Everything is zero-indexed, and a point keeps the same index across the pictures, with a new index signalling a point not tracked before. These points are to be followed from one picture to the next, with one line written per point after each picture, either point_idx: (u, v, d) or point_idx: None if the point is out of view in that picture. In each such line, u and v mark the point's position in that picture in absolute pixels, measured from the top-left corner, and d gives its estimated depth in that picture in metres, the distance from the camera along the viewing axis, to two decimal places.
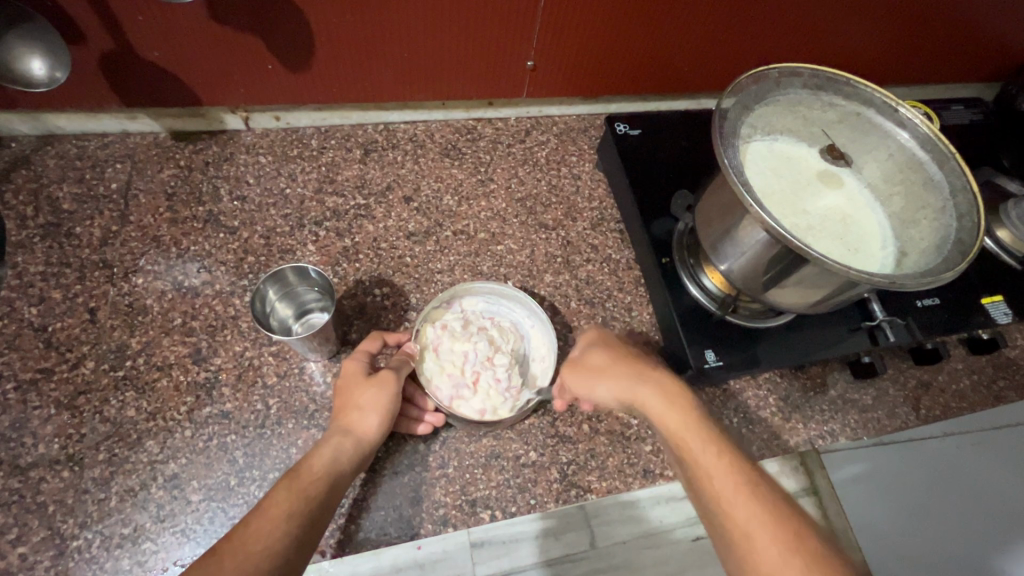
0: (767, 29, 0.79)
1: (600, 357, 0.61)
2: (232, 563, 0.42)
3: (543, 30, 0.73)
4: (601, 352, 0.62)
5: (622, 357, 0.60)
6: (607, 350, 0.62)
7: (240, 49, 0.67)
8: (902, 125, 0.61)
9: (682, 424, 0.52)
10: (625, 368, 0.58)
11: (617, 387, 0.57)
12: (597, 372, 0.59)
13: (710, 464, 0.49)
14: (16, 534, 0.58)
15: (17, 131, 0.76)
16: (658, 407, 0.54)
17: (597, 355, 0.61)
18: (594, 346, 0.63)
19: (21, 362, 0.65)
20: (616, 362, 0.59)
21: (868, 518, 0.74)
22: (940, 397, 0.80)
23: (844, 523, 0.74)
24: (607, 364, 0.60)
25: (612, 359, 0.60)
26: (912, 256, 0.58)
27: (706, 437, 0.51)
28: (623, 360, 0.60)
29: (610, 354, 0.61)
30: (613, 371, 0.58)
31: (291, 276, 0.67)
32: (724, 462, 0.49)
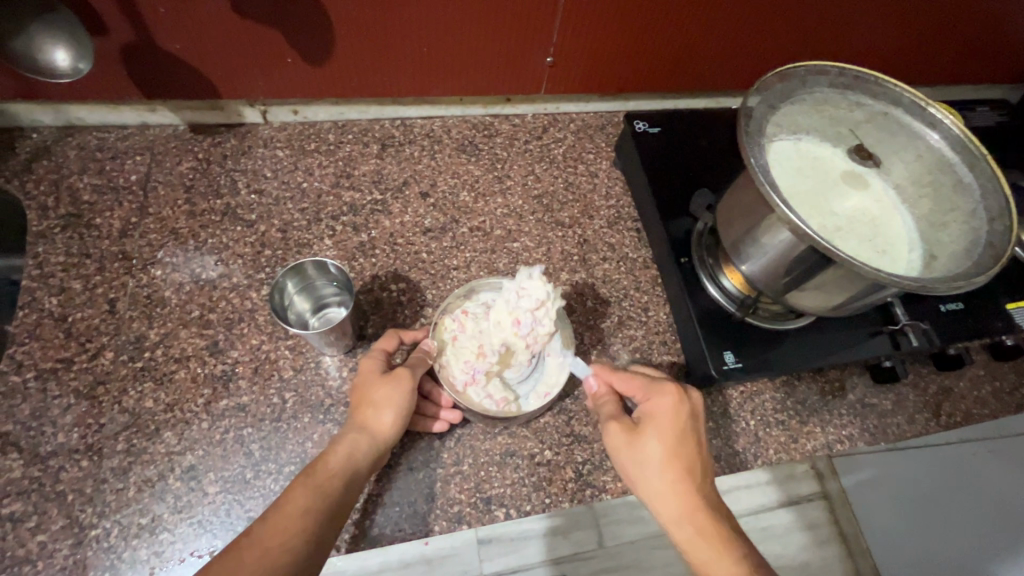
0: (792, 28, 0.77)
1: (654, 453, 0.52)
2: (249, 565, 0.42)
3: (564, 24, 0.72)
4: (660, 442, 0.52)
5: (683, 461, 0.51)
6: (668, 439, 0.52)
7: (261, 42, 0.67)
8: (933, 126, 0.59)
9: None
10: (678, 484, 0.50)
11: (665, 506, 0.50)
12: (644, 475, 0.52)
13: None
14: (36, 521, 0.58)
15: (39, 122, 0.76)
16: (705, 556, 0.47)
17: (652, 446, 0.52)
18: (657, 423, 0.53)
19: (42, 351, 0.66)
20: (671, 472, 0.51)
21: (877, 522, 0.75)
22: (962, 402, 0.79)
23: (854, 527, 0.76)
24: (659, 469, 0.51)
25: (668, 465, 0.51)
26: (941, 260, 0.57)
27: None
28: (682, 466, 0.51)
29: (670, 448, 0.52)
30: (665, 488, 0.50)
31: (311, 270, 0.67)
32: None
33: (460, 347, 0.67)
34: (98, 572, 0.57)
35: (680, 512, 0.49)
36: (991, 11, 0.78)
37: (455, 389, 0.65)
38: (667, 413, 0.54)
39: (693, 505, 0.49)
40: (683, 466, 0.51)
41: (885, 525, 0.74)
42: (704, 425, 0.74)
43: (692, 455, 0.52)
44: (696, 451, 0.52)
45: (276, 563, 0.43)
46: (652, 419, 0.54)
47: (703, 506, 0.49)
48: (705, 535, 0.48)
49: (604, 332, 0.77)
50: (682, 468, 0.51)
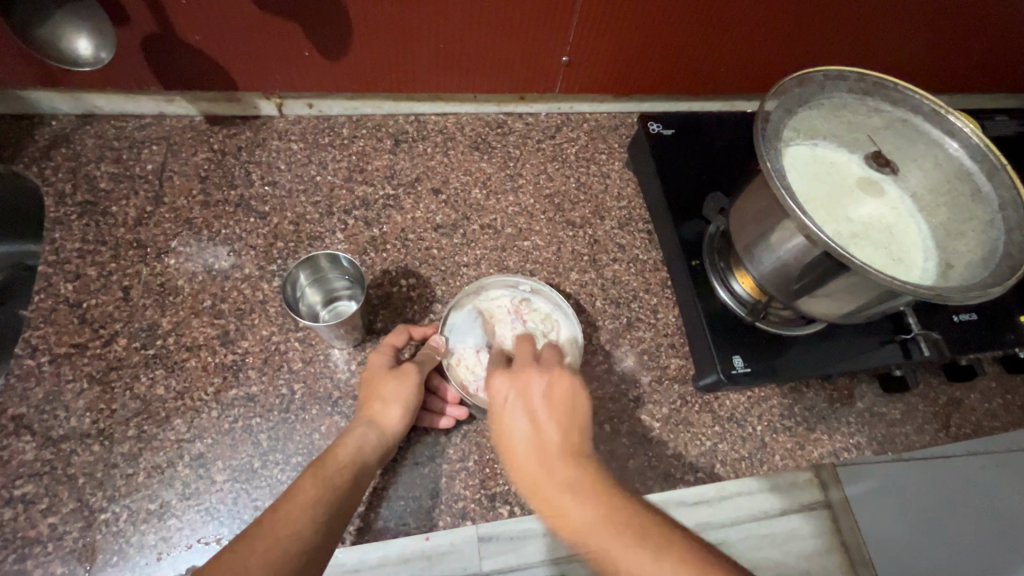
0: (812, 32, 0.77)
1: (516, 433, 0.49)
2: (260, 552, 0.41)
3: (581, 21, 0.72)
4: (518, 419, 0.50)
5: (542, 436, 0.48)
6: (523, 415, 0.50)
7: (279, 36, 0.68)
8: (952, 134, 0.58)
9: (603, 539, 0.41)
10: (538, 456, 0.47)
11: (529, 485, 0.46)
12: (510, 463, 0.49)
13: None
14: (47, 504, 0.59)
15: (59, 109, 0.77)
16: (580, 515, 0.43)
17: (512, 426, 0.50)
18: (510, 403, 0.52)
19: (56, 336, 0.67)
20: (532, 445, 0.48)
21: (877, 531, 0.74)
22: (972, 414, 0.78)
23: (857, 537, 0.75)
24: (520, 448, 0.48)
25: (528, 440, 0.48)
26: (958, 269, 0.56)
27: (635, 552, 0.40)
28: (539, 439, 0.48)
29: (529, 421, 0.50)
30: (526, 465, 0.47)
31: (324, 262, 0.68)
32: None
33: (477, 348, 0.67)
34: (106, 555, 0.58)
35: (543, 482, 0.46)
36: (1014, 19, 0.77)
37: (465, 387, 0.65)
38: (520, 390, 0.52)
39: (554, 471, 0.46)
40: (542, 439, 0.48)
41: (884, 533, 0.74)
42: (710, 429, 0.73)
43: (549, 424, 0.49)
44: (555, 420, 0.49)
45: (288, 549, 0.42)
46: (506, 401, 0.52)
47: (564, 469, 0.46)
48: (572, 496, 0.44)
49: (612, 333, 0.77)
50: (540, 440, 0.48)
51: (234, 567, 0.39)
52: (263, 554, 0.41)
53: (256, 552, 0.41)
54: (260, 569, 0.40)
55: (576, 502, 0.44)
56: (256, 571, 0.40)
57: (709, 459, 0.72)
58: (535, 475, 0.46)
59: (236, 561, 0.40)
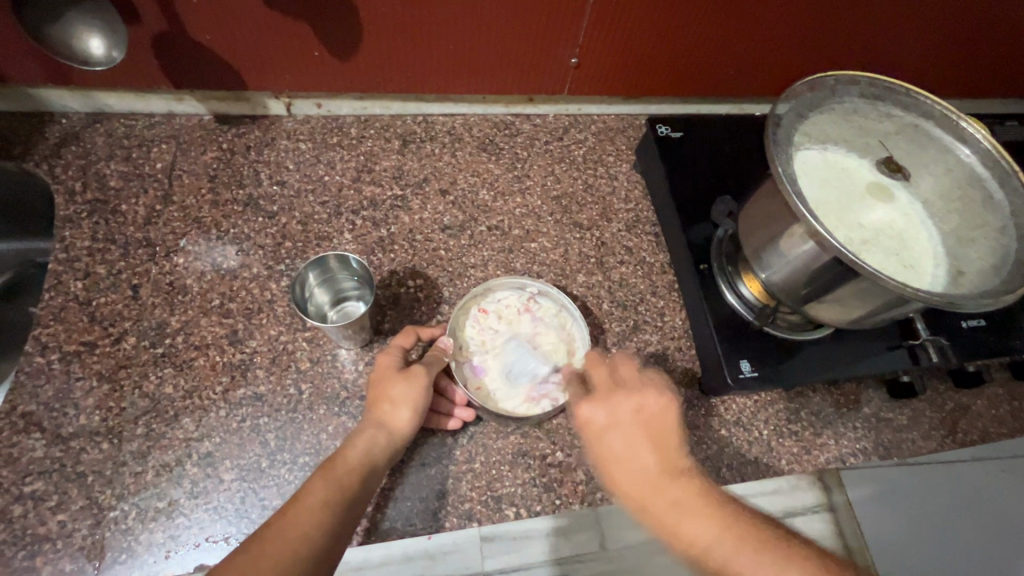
0: (822, 36, 0.77)
1: (620, 468, 0.47)
2: (270, 554, 0.41)
3: (591, 23, 0.71)
4: (619, 451, 0.48)
5: (649, 465, 0.47)
6: (621, 444, 0.48)
7: (290, 36, 0.68)
8: (963, 141, 0.58)
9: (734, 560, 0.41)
10: (653, 489, 0.45)
11: (641, 511, 0.45)
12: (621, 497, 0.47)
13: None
14: (56, 501, 0.59)
15: (69, 107, 0.77)
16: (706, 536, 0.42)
17: (613, 447, 0.48)
18: (606, 434, 0.49)
19: (66, 334, 0.67)
20: (640, 474, 0.46)
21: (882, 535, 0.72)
22: (979, 421, 0.78)
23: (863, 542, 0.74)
24: (629, 482, 0.46)
25: (636, 471, 0.46)
26: (969, 276, 0.56)
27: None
28: (648, 467, 0.46)
29: (630, 442, 0.48)
30: (641, 498, 0.45)
31: (333, 262, 0.68)
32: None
33: (488, 349, 0.68)
34: (114, 553, 0.58)
35: (655, 507, 0.45)
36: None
37: (472, 386, 0.66)
38: (611, 419, 0.49)
39: (666, 493, 0.45)
40: (650, 466, 0.47)
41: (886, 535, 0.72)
42: (717, 433, 0.73)
43: (647, 448, 0.47)
44: (651, 441, 0.48)
45: (297, 552, 0.42)
46: (602, 434, 0.49)
47: (676, 492, 0.45)
48: (705, 528, 0.43)
49: (619, 336, 0.77)
50: (648, 468, 0.46)
51: (244, 570, 0.40)
52: (272, 556, 0.41)
53: (266, 555, 0.41)
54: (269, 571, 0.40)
55: (711, 533, 0.42)
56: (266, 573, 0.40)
57: (715, 463, 0.72)
58: (655, 508, 0.45)
59: (245, 564, 0.41)
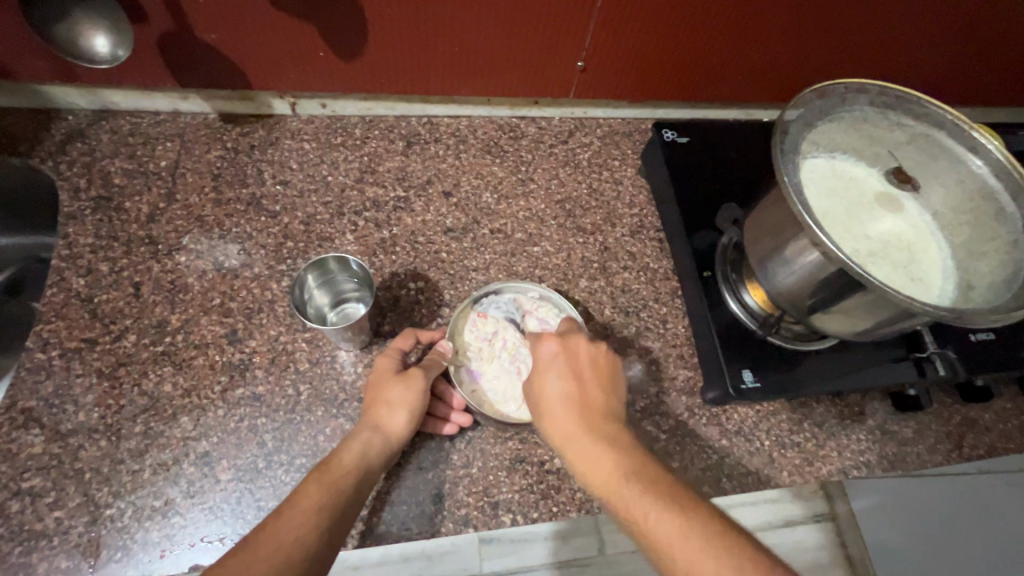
0: (832, 43, 0.75)
1: (556, 387, 0.51)
2: (265, 557, 0.40)
3: (598, 27, 0.71)
4: (558, 377, 0.52)
5: (581, 395, 0.51)
6: (565, 374, 0.52)
7: (294, 35, 0.67)
8: (976, 151, 0.57)
9: (624, 486, 0.42)
10: (575, 410, 0.49)
11: (562, 434, 0.48)
12: (546, 409, 0.51)
13: (660, 536, 0.38)
14: (54, 497, 0.59)
15: (75, 104, 0.78)
16: (608, 461, 0.44)
17: (555, 380, 0.52)
18: (557, 361, 0.53)
19: (68, 330, 0.67)
20: (571, 401, 0.50)
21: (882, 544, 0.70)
22: (986, 436, 0.77)
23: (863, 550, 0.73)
24: (558, 401, 0.50)
25: (567, 395, 0.50)
26: (979, 290, 0.55)
27: (656, 499, 0.40)
28: (579, 396, 0.50)
29: (571, 382, 0.52)
30: (563, 415, 0.49)
31: (333, 264, 0.67)
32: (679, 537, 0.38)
33: (485, 353, 0.68)
34: (110, 551, 0.58)
35: (575, 433, 0.48)
36: None
37: (468, 390, 0.66)
38: (565, 352, 0.54)
39: (591, 425, 0.48)
40: (581, 396, 0.51)
41: (886, 543, 0.70)
42: (718, 442, 0.72)
43: (589, 390, 0.51)
44: (595, 385, 0.52)
45: (292, 555, 0.41)
46: (550, 359, 0.54)
47: (602, 427, 0.48)
48: (607, 448, 0.45)
49: (621, 343, 0.76)
50: (581, 397, 0.50)
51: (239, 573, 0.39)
52: (267, 559, 0.40)
53: (260, 557, 0.40)
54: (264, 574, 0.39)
55: (609, 454, 0.45)
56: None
57: (715, 473, 0.71)
58: (571, 424, 0.48)
59: (238, 566, 0.40)
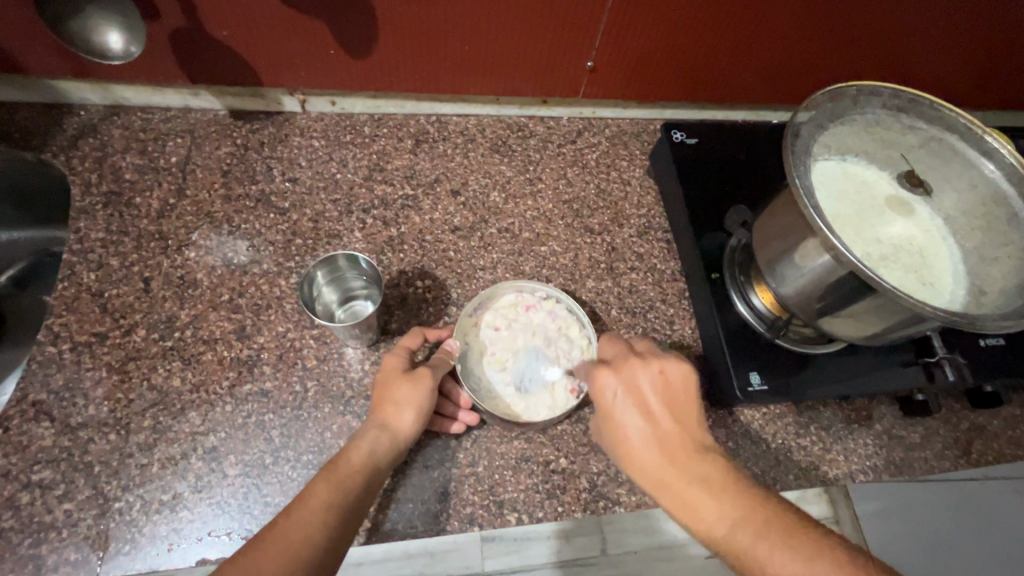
0: (844, 44, 0.75)
1: (630, 430, 0.51)
2: (273, 557, 0.41)
3: (609, 25, 0.70)
4: (632, 416, 0.51)
5: (658, 431, 0.50)
6: (636, 411, 0.51)
7: (305, 34, 0.68)
8: (989, 155, 0.57)
9: (739, 536, 0.44)
10: (657, 450, 0.49)
11: (654, 481, 0.49)
12: (626, 451, 0.51)
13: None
14: (63, 490, 0.60)
15: (88, 100, 0.78)
16: (712, 510, 0.45)
17: (630, 424, 0.51)
18: (625, 397, 0.52)
19: (78, 324, 0.68)
20: (653, 442, 0.49)
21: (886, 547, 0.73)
22: (994, 442, 0.76)
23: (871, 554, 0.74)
24: (638, 444, 0.50)
25: (647, 439, 0.50)
26: (991, 295, 0.54)
27: (777, 547, 0.42)
28: (655, 433, 0.50)
29: (646, 420, 0.50)
30: (646, 459, 0.49)
31: (342, 262, 0.68)
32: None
33: (501, 357, 0.68)
34: (119, 544, 0.58)
35: (668, 478, 0.48)
36: None
37: (474, 387, 0.66)
38: (627, 385, 0.52)
39: (682, 466, 0.48)
40: (660, 433, 0.50)
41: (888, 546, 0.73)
42: (724, 445, 0.72)
43: (668, 425, 0.50)
44: (671, 416, 0.50)
45: (300, 554, 0.42)
46: (614, 398, 0.52)
47: (694, 466, 0.48)
48: (706, 494, 0.46)
49: None
50: (658, 434, 0.50)
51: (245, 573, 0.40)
52: (274, 558, 0.41)
53: (269, 557, 0.41)
54: (273, 573, 0.40)
55: (713, 500, 0.46)
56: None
57: None
58: (659, 469, 0.48)
59: (248, 566, 0.41)
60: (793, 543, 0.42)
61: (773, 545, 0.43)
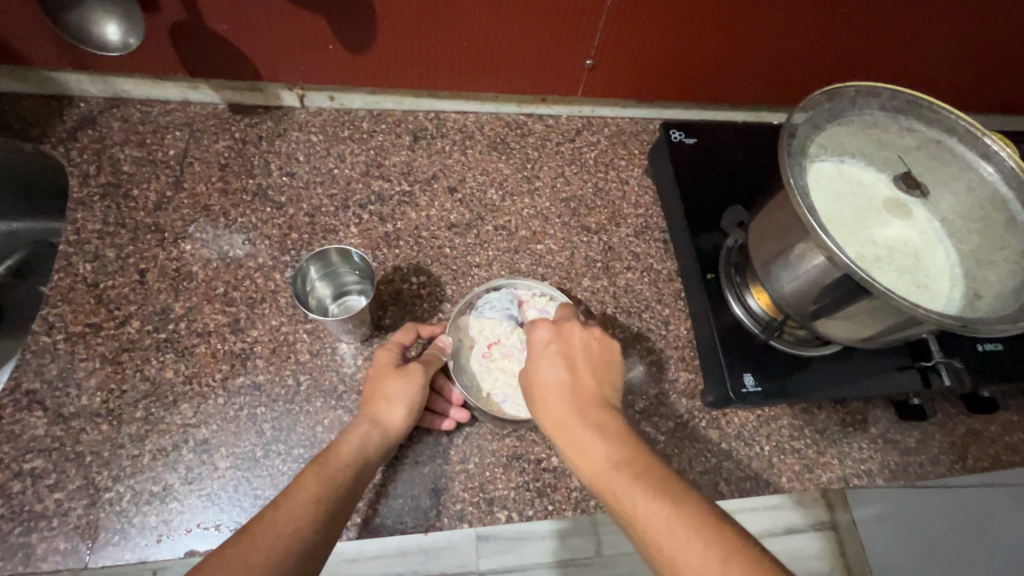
0: (845, 46, 0.74)
1: (548, 374, 0.51)
2: (262, 549, 0.41)
3: (608, 21, 0.70)
4: (552, 363, 0.52)
5: (575, 381, 0.50)
6: (560, 361, 0.52)
7: (303, 28, 0.68)
8: (988, 158, 0.56)
9: (614, 473, 0.42)
10: (569, 395, 0.49)
11: (554, 420, 0.49)
12: (540, 394, 0.51)
13: (645, 524, 0.39)
14: (55, 479, 0.60)
15: (87, 92, 0.79)
16: (598, 447, 0.44)
17: (548, 368, 0.52)
18: (552, 349, 0.53)
19: (73, 315, 0.68)
20: (563, 387, 0.50)
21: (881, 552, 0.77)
22: (991, 448, 0.75)
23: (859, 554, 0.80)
24: (552, 387, 0.50)
25: (559, 382, 0.50)
26: (987, 299, 0.54)
27: (644, 492, 0.40)
28: (571, 382, 0.50)
29: (564, 369, 0.51)
30: (557, 402, 0.49)
31: (335, 256, 0.68)
32: (665, 523, 0.38)
33: (496, 355, 0.67)
34: (108, 534, 0.59)
35: (568, 418, 0.48)
36: None
37: (476, 391, 0.66)
38: (558, 340, 0.54)
39: (584, 410, 0.48)
40: (574, 382, 0.50)
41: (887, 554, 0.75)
42: (717, 446, 0.71)
43: (584, 376, 0.51)
44: (589, 370, 0.51)
45: (291, 546, 0.42)
46: (543, 347, 0.53)
47: (595, 411, 0.48)
48: (600, 434, 0.45)
49: (622, 343, 0.75)
50: (572, 382, 0.50)
51: (236, 563, 0.39)
52: (265, 549, 0.41)
53: (259, 548, 0.41)
54: (264, 565, 0.40)
55: (603, 441, 0.45)
56: (257, 567, 0.39)
57: (714, 477, 0.70)
58: (563, 410, 0.48)
59: (237, 556, 0.40)
60: (660, 494, 0.40)
61: (641, 487, 0.40)
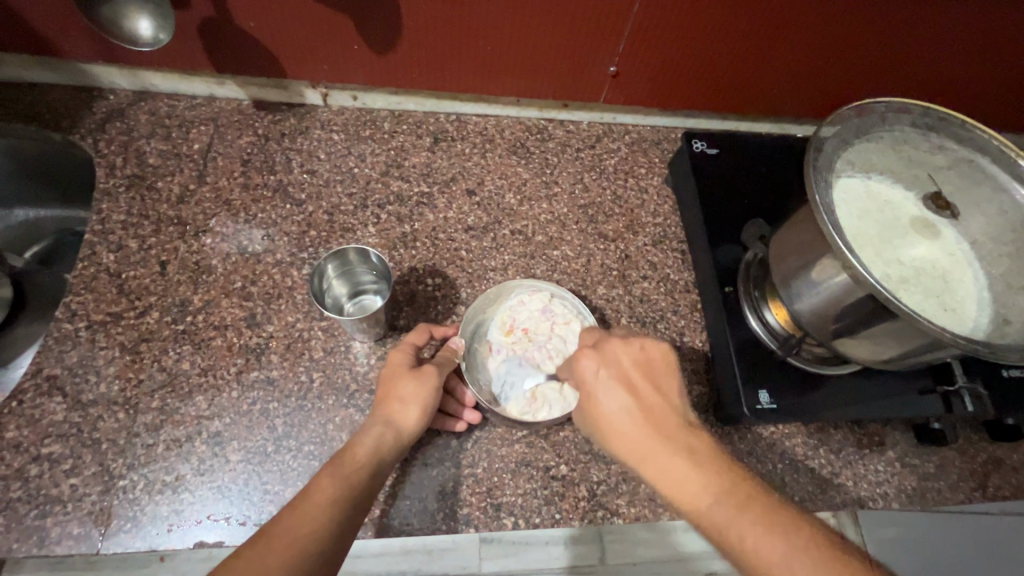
0: (876, 60, 0.73)
1: (614, 406, 0.49)
2: (279, 550, 0.41)
3: (633, 30, 0.70)
4: (612, 391, 0.49)
5: (642, 403, 0.49)
6: (618, 387, 0.49)
7: (330, 28, 0.68)
8: (1019, 180, 0.55)
9: (718, 509, 0.42)
10: (642, 424, 0.47)
11: (637, 454, 0.47)
12: (618, 430, 0.48)
13: (765, 561, 0.39)
14: (71, 465, 0.61)
15: (117, 84, 0.80)
16: (694, 481, 0.44)
17: (610, 398, 0.49)
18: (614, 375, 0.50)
19: (95, 303, 0.69)
20: (635, 414, 0.48)
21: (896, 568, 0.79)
22: (1013, 476, 0.73)
23: None
24: (626, 421, 0.48)
25: (630, 410, 0.48)
26: (1016, 325, 0.52)
27: (756, 522, 0.41)
28: (641, 406, 0.48)
29: (627, 396, 0.49)
30: (635, 435, 0.47)
31: (353, 256, 0.68)
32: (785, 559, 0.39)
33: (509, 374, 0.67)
34: (120, 521, 0.59)
35: (652, 450, 0.46)
36: None
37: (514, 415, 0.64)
38: (608, 364, 0.51)
39: (667, 436, 0.47)
40: (644, 407, 0.49)
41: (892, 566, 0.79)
42: None
43: (650, 398, 0.49)
44: (655, 391, 0.50)
45: (307, 550, 0.42)
46: (598, 376, 0.50)
47: (679, 438, 0.47)
48: (691, 467, 0.45)
49: None
50: (643, 406, 0.49)
51: (252, 568, 0.40)
52: (282, 552, 0.41)
53: (275, 551, 0.41)
54: (279, 569, 0.40)
55: (699, 472, 0.44)
56: (275, 569, 0.40)
57: None
58: (645, 443, 0.47)
59: (254, 559, 0.40)
60: (770, 522, 0.41)
61: (752, 523, 0.41)
